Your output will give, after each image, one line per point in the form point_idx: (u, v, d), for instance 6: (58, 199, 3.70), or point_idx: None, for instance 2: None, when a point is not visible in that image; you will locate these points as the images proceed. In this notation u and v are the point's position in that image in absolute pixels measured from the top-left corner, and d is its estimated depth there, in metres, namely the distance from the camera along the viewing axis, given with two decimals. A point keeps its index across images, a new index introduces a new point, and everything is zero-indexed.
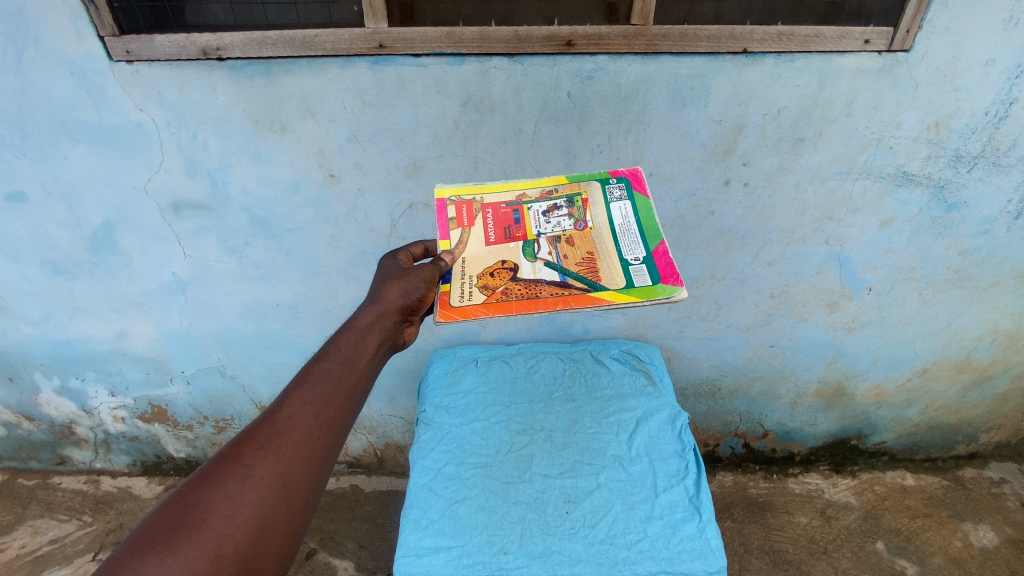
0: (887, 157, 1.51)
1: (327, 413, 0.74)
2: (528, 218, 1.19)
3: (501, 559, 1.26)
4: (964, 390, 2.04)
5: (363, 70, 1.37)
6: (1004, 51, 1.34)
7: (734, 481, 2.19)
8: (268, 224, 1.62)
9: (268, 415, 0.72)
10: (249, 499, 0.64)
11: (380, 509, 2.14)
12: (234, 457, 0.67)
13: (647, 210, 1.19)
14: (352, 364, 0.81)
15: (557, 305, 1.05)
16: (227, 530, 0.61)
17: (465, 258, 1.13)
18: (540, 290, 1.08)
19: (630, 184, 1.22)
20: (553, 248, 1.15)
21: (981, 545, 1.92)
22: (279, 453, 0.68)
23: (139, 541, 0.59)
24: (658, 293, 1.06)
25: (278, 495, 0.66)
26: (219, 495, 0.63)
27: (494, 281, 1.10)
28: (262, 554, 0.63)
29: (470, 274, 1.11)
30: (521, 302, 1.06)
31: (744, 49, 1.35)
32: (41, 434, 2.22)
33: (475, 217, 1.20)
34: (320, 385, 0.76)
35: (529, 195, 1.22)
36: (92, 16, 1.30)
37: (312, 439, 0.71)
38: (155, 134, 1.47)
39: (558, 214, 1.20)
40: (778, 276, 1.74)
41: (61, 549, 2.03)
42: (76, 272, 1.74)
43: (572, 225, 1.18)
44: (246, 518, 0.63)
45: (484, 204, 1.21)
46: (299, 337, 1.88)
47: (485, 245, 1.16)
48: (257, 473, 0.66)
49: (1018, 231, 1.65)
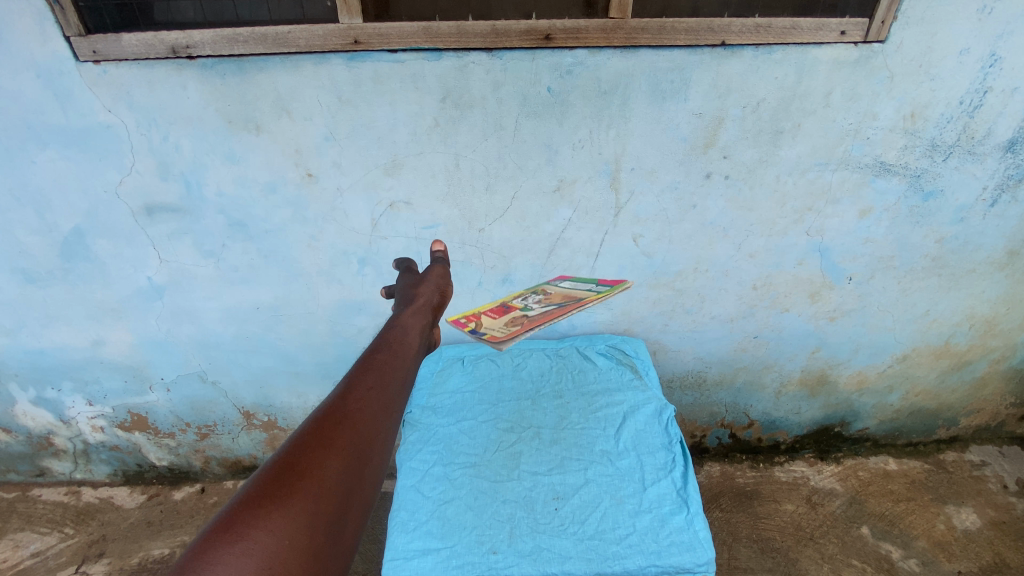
0: (865, 148, 1.52)
1: (390, 394, 0.78)
2: (514, 304, 1.58)
3: (490, 559, 1.24)
4: (944, 375, 2.08)
5: (338, 67, 1.34)
6: (977, 41, 1.36)
7: (722, 472, 2.21)
8: (246, 226, 1.59)
9: (340, 395, 0.74)
10: (336, 464, 0.65)
11: (370, 512, 2.12)
12: (318, 426, 0.68)
13: (587, 279, 1.70)
14: (402, 353, 0.87)
15: (569, 310, 1.37)
16: (325, 490, 0.62)
17: (485, 325, 1.42)
18: (552, 310, 1.40)
19: (570, 277, 1.72)
20: (541, 301, 1.53)
21: (965, 528, 1.96)
22: (359, 423, 0.70)
23: (242, 502, 0.57)
24: (617, 289, 1.55)
25: (360, 462, 0.67)
26: (310, 458, 0.64)
27: (517, 322, 1.38)
28: (347, 518, 0.62)
29: (497, 326, 1.39)
30: (545, 319, 1.36)
31: (722, 41, 1.34)
32: (18, 446, 2.16)
33: (479, 317, 1.51)
34: (381, 370, 0.81)
35: (508, 300, 1.62)
36: (57, 15, 1.25)
37: (384, 412, 0.74)
38: (125, 136, 1.43)
39: (533, 295, 1.60)
40: (760, 267, 1.75)
41: (42, 562, 1.99)
42: (47, 280, 1.68)
43: (545, 293, 1.60)
44: (337, 482, 0.63)
45: (483, 312, 1.54)
46: (281, 341, 1.85)
47: (496, 320, 1.46)
48: (341, 441, 0.67)
49: (993, 219, 1.68)
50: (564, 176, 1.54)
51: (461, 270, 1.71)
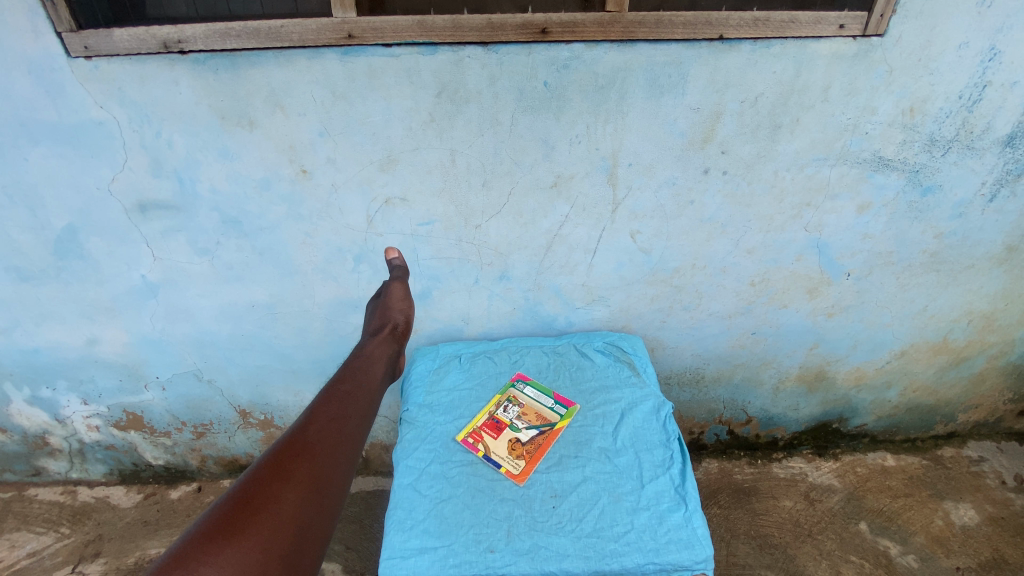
0: (864, 143, 1.52)
1: (348, 426, 0.79)
2: (512, 401, 1.59)
3: (488, 557, 1.24)
4: (942, 370, 2.08)
5: (332, 61, 1.33)
6: (976, 34, 1.35)
7: (720, 468, 2.20)
8: (240, 223, 1.57)
9: (298, 431, 0.77)
10: (289, 498, 0.66)
11: (367, 510, 2.12)
12: (272, 464, 0.71)
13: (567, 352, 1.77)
14: (363, 385, 0.90)
15: (568, 410, 1.56)
16: (277, 523, 0.64)
17: (500, 450, 1.46)
18: (557, 424, 1.52)
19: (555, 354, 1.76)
20: (539, 405, 1.57)
21: (963, 523, 1.96)
22: (313, 457, 0.72)
23: (191, 543, 0.60)
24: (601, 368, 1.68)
25: (315, 494, 0.68)
26: (263, 494, 0.66)
27: (527, 446, 1.47)
28: (302, 548, 0.63)
29: (512, 454, 1.45)
30: (551, 431, 1.50)
31: (720, 35, 1.33)
32: (13, 446, 2.15)
33: (485, 432, 1.50)
34: (338, 404, 0.83)
35: (503, 399, 1.60)
36: (49, 12, 1.23)
37: (341, 443, 0.76)
38: (117, 132, 1.41)
39: (526, 394, 1.61)
40: (758, 263, 1.74)
41: (39, 562, 1.98)
42: (40, 278, 1.67)
43: (537, 391, 1.62)
44: (289, 515, 0.65)
45: (486, 425, 1.52)
46: (277, 339, 1.84)
47: (506, 439, 1.48)
48: (295, 476, 0.69)
49: (992, 214, 1.67)
50: (561, 172, 1.52)
51: (458, 267, 1.70)
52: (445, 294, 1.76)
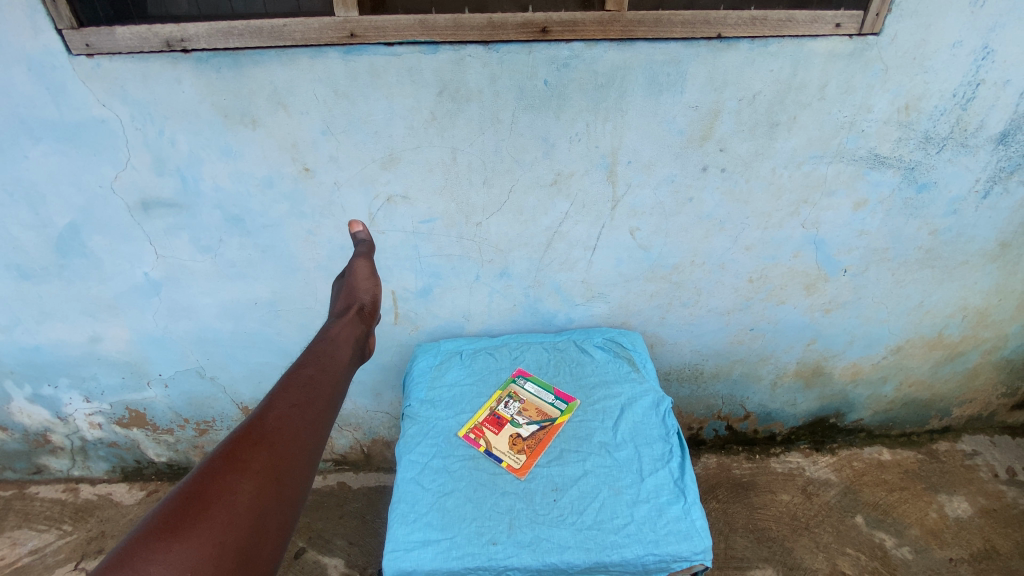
0: (860, 141, 1.53)
1: (311, 412, 0.77)
2: (512, 397, 1.61)
3: (490, 549, 1.25)
4: (937, 365, 2.10)
5: (334, 60, 1.34)
6: (970, 33, 1.37)
7: (718, 463, 2.23)
8: (242, 221, 1.59)
9: (258, 417, 0.75)
10: (245, 490, 0.65)
11: (369, 505, 2.14)
12: (229, 453, 0.69)
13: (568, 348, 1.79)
14: (330, 366, 0.87)
15: (568, 405, 1.57)
16: (232, 516, 0.63)
17: (500, 444, 1.48)
18: (557, 419, 1.54)
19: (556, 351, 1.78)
20: (539, 400, 1.59)
21: (957, 516, 1.99)
22: (272, 446, 0.70)
23: (142, 537, 0.60)
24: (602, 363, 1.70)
25: (273, 487, 0.67)
26: (217, 487, 0.65)
27: (527, 441, 1.48)
28: (259, 541, 0.62)
29: (513, 447, 1.47)
30: (551, 426, 1.52)
31: (717, 34, 1.35)
32: (15, 444, 2.16)
33: (486, 426, 1.52)
34: (301, 388, 0.80)
35: (504, 394, 1.62)
36: (49, 9, 1.24)
37: (303, 430, 0.74)
38: (119, 130, 1.42)
39: (527, 389, 1.63)
40: (756, 260, 1.76)
41: (41, 560, 1.99)
42: (42, 276, 1.68)
43: (537, 387, 1.64)
44: (245, 508, 0.64)
45: (487, 419, 1.54)
46: (279, 336, 1.85)
47: (505, 433, 1.50)
48: (251, 466, 0.68)
49: (986, 211, 1.69)
50: (561, 170, 1.54)
51: (459, 264, 1.71)
52: (445, 291, 1.78)
